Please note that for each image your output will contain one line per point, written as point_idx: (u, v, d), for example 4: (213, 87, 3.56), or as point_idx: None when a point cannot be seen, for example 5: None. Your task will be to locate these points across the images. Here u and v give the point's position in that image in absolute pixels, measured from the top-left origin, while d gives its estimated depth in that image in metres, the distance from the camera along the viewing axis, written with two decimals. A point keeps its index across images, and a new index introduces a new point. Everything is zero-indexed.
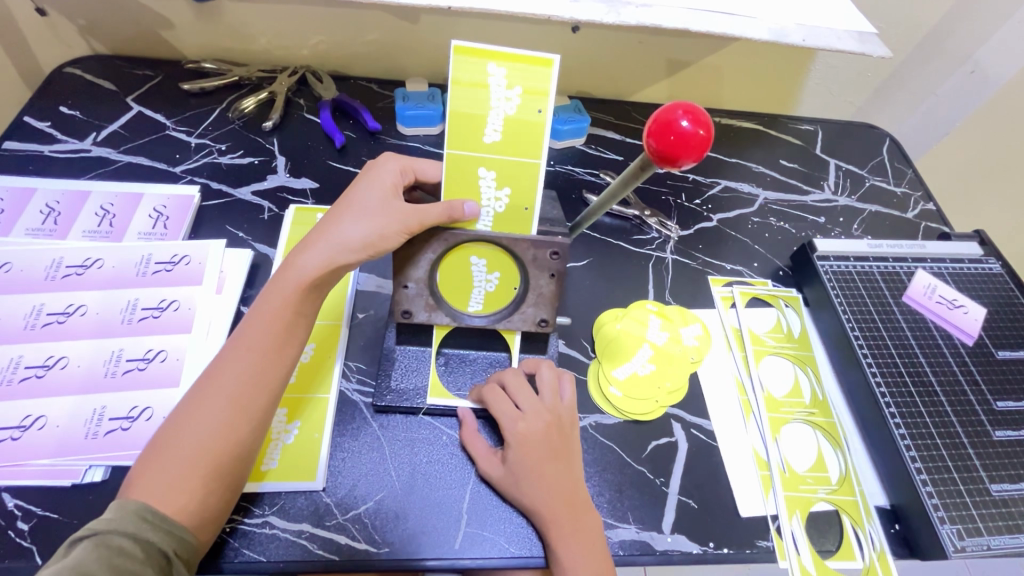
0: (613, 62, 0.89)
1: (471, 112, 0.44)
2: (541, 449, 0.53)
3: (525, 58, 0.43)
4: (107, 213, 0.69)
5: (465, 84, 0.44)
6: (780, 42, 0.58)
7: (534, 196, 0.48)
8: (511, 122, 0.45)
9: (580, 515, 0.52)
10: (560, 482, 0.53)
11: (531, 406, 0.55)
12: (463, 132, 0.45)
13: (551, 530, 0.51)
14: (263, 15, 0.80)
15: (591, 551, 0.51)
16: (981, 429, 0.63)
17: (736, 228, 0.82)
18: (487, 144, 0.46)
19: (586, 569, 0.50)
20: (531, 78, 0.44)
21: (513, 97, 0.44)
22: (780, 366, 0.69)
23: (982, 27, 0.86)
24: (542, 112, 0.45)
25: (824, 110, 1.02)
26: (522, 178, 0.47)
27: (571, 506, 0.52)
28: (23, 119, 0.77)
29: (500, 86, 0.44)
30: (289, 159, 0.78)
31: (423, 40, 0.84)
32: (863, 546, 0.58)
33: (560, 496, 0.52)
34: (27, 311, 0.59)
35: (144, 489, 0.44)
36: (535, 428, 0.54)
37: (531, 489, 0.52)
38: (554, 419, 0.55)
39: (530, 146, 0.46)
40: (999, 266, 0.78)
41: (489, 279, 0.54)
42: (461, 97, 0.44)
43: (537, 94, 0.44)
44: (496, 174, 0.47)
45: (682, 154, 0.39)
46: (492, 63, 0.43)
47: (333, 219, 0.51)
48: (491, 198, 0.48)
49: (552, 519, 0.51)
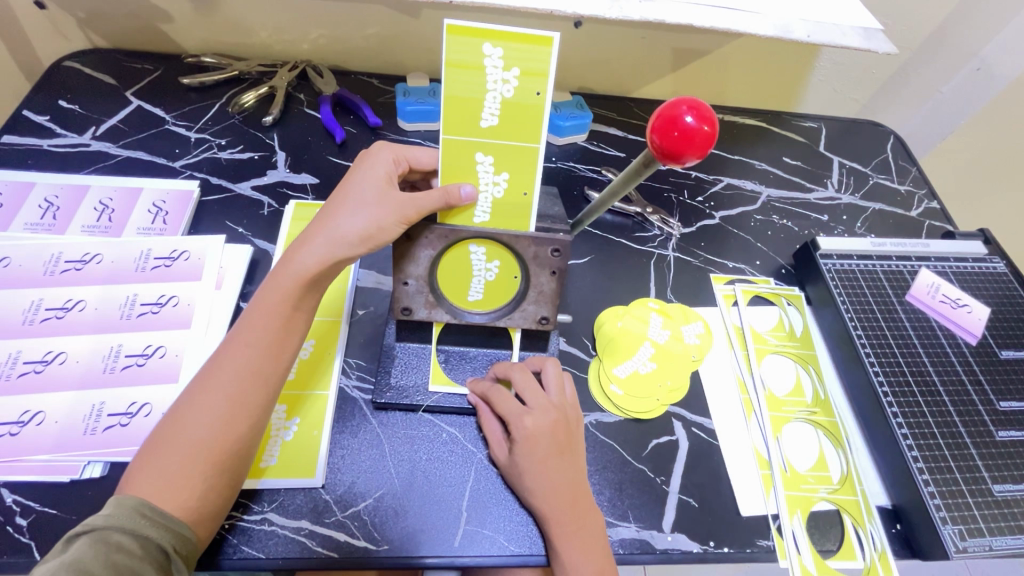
0: (616, 58, 0.89)
1: (467, 95, 0.44)
2: (547, 446, 0.52)
3: (523, 36, 0.41)
4: (106, 208, 0.68)
5: (461, 66, 0.42)
6: (785, 38, 0.58)
7: (533, 181, 0.47)
8: (509, 105, 0.44)
9: (582, 515, 0.52)
10: (564, 480, 0.52)
11: (538, 403, 0.54)
12: (459, 117, 0.45)
13: (553, 529, 0.51)
14: (264, 8, 0.79)
15: (592, 551, 0.51)
16: (984, 429, 0.63)
17: (738, 225, 0.81)
18: (484, 128, 0.45)
19: (586, 568, 0.50)
20: (530, 58, 0.42)
21: (510, 80, 0.43)
22: (781, 365, 0.68)
23: (989, 24, 0.86)
24: (541, 95, 0.44)
25: (827, 107, 1.01)
26: (521, 163, 0.47)
27: (574, 505, 0.52)
28: (22, 113, 0.76)
29: (496, 68, 0.42)
30: (288, 154, 0.78)
31: (424, 35, 0.83)
32: (863, 546, 0.57)
33: (562, 494, 0.52)
34: (26, 306, 0.59)
35: (144, 485, 0.44)
36: (542, 425, 0.53)
37: (536, 486, 0.52)
38: (560, 417, 0.54)
39: (529, 130, 0.45)
40: (1003, 265, 0.77)
41: (489, 269, 0.53)
42: (456, 80, 0.43)
43: (536, 75, 0.43)
44: (494, 159, 0.46)
45: (686, 150, 0.38)
46: (488, 43, 0.42)
47: (329, 213, 0.51)
48: (490, 183, 0.48)
49: (553, 518, 0.51)
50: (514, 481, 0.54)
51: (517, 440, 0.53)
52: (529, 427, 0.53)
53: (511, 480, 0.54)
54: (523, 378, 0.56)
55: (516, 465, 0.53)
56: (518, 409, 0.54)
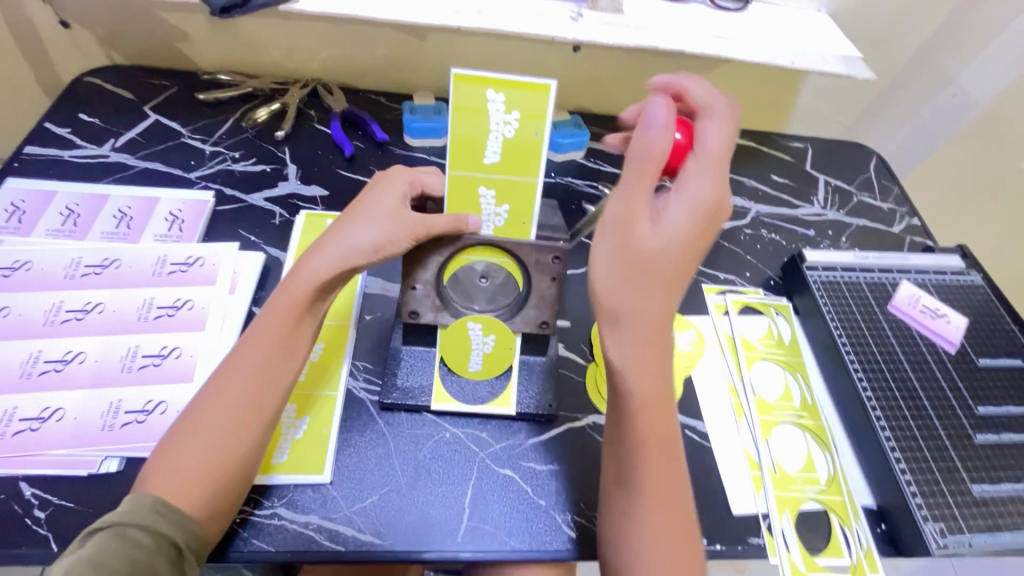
0: (612, 82, 0.93)
1: (472, 136, 0.50)
2: (639, 330, 0.48)
3: (523, 85, 0.49)
4: (124, 216, 0.71)
5: (466, 110, 0.49)
6: (772, 62, 0.67)
7: (531, 211, 0.54)
8: (511, 143, 0.51)
9: (657, 342, 0.49)
10: (643, 319, 0.48)
11: (665, 229, 0.48)
12: (465, 155, 0.51)
13: (624, 256, 0.48)
14: (278, 29, 0.83)
15: (650, 359, 0.49)
16: (962, 431, 0.66)
17: (730, 239, 0.85)
18: (487, 164, 0.52)
19: (633, 304, 0.48)
20: (531, 102, 0.49)
21: (512, 121, 0.50)
22: (772, 371, 0.71)
23: (963, 51, 0.91)
24: (539, 135, 0.51)
25: (815, 128, 1.05)
26: (521, 194, 0.53)
27: (654, 328, 0.48)
28: (44, 126, 0.79)
29: (499, 111, 0.49)
30: (299, 167, 0.81)
31: (430, 56, 0.87)
32: (850, 544, 0.60)
33: (648, 315, 0.48)
34: (48, 308, 0.62)
35: (159, 482, 0.46)
36: (656, 252, 0.48)
37: (610, 269, 0.48)
38: (638, 260, 0.48)
39: (528, 165, 0.52)
40: (981, 278, 0.81)
41: (486, 342, 0.60)
42: (462, 122, 0.50)
43: (535, 118, 0.50)
44: (495, 192, 0.53)
45: (677, 162, 0.52)
46: (491, 90, 0.49)
47: (342, 225, 0.55)
48: (492, 214, 0.54)
49: (618, 325, 0.49)
50: (625, 259, 0.48)
51: (639, 268, 0.48)
52: (669, 227, 0.48)
53: (626, 242, 0.48)
54: (725, 154, 0.50)
55: (620, 273, 0.48)
56: (679, 232, 0.48)
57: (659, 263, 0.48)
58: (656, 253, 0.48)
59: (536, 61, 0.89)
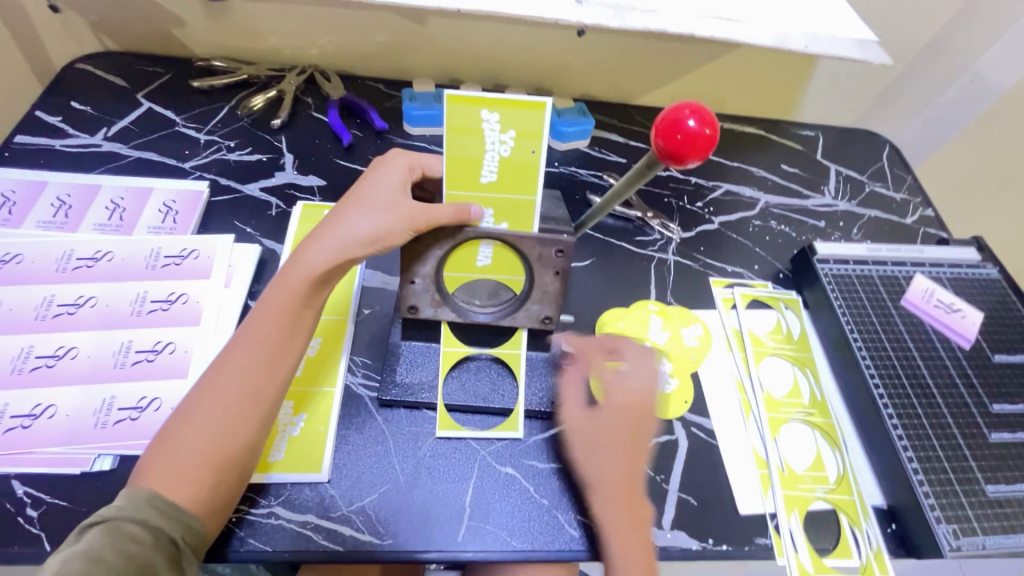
0: (618, 69, 0.91)
1: (468, 155, 0.50)
2: (606, 488, 0.54)
3: (517, 103, 0.47)
4: (117, 206, 0.70)
5: (461, 130, 0.48)
6: (782, 48, 0.64)
7: (530, 228, 0.53)
8: (507, 161, 0.50)
9: (629, 489, 0.55)
10: (612, 466, 0.55)
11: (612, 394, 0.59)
12: (461, 174, 0.51)
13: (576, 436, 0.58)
14: (273, 14, 0.81)
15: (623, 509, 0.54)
16: (977, 430, 0.64)
17: (738, 231, 0.83)
18: (484, 182, 0.51)
19: (599, 465, 0.56)
20: (526, 120, 0.48)
21: (507, 140, 0.49)
22: (780, 367, 0.70)
23: (982, 36, 0.88)
24: (535, 152, 0.49)
25: (827, 116, 1.02)
26: (520, 212, 0.52)
27: (626, 474, 0.55)
28: (35, 114, 0.78)
29: (493, 130, 0.48)
30: (296, 157, 0.79)
31: (430, 41, 0.85)
32: (860, 544, 0.58)
33: (615, 464, 0.55)
34: (39, 302, 0.60)
35: (154, 478, 0.45)
36: (607, 418, 0.58)
37: (580, 448, 0.57)
38: (615, 421, 0.58)
39: (525, 183, 0.51)
40: (998, 272, 0.78)
41: (670, 383, 0.66)
42: (457, 142, 0.49)
43: (530, 136, 0.49)
44: (494, 211, 0.52)
45: (689, 152, 0.43)
46: (485, 109, 0.47)
47: (340, 214, 0.53)
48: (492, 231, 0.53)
49: (599, 488, 0.55)
50: (579, 439, 0.58)
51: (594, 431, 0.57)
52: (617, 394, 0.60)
53: (580, 433, 0.58)
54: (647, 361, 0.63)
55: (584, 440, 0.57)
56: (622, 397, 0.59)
57: (611, 430, 0.57)
58: (597, 427, 0.58)
59: (540, 46, 0.87)
